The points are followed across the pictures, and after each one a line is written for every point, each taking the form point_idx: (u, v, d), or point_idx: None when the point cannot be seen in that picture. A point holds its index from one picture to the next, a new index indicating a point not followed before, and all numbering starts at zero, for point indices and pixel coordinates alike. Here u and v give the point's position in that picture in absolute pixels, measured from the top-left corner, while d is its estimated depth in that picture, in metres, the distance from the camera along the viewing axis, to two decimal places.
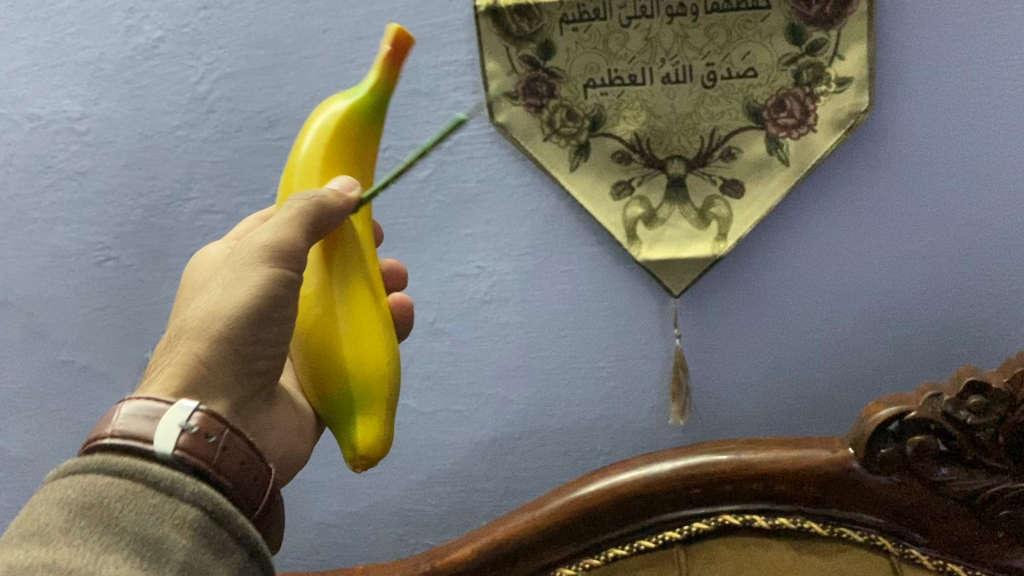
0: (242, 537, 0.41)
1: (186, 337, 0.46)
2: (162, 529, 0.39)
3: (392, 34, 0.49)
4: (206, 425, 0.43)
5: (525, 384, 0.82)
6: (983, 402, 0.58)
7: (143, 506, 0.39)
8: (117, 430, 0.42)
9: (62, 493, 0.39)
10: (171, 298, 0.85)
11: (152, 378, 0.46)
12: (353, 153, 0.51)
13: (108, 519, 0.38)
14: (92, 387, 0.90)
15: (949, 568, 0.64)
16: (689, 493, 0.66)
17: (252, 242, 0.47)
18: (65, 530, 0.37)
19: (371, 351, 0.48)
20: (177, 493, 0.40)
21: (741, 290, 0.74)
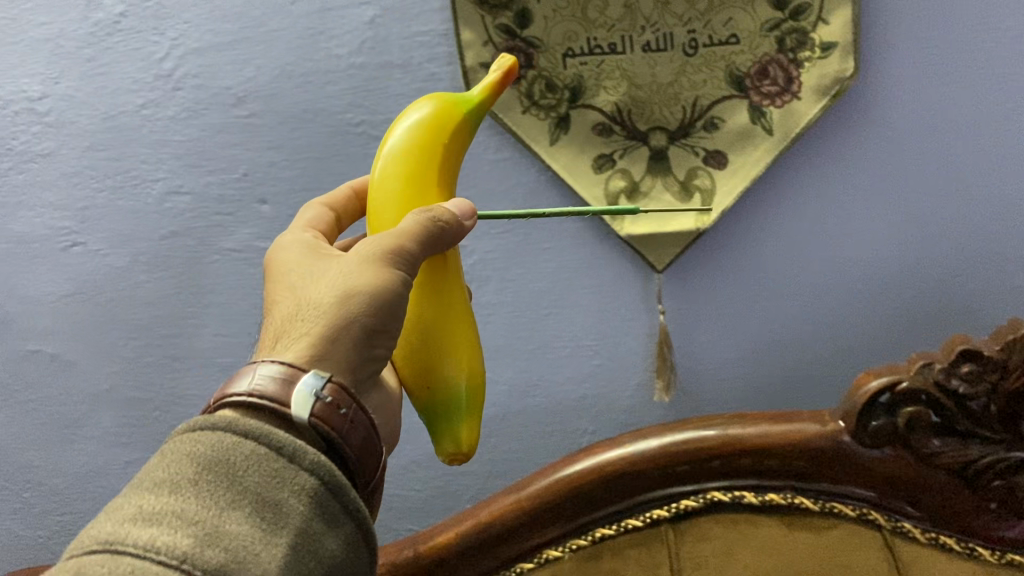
0: (354, 511, 0.39)
1: (314, 317, 0.44)
2: (281, 494, 0.36)
3: (507, 66, 0.53)
4: (340, 397, 0.42)
5: (507, 365, 0.80)
6: (975, 370, 0.57)
7: (266, 469, 0.37)
8: (254, 388, 0.41)
9: (186, 448, 0.37)
10: (142, 282, 0.82)
11: (278, 348, 0.44)
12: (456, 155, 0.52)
13: (231, 478, 0.36)
14: (62, 378, 0.87)
15: (940, 540, 0.63)
16: (676, 470, 0.65)
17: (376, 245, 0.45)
18: (191, 483, 0.35)
19: (475, 356, 0.49)
20: (299, 459, 0.38)
21: (726, 264, 0.72)
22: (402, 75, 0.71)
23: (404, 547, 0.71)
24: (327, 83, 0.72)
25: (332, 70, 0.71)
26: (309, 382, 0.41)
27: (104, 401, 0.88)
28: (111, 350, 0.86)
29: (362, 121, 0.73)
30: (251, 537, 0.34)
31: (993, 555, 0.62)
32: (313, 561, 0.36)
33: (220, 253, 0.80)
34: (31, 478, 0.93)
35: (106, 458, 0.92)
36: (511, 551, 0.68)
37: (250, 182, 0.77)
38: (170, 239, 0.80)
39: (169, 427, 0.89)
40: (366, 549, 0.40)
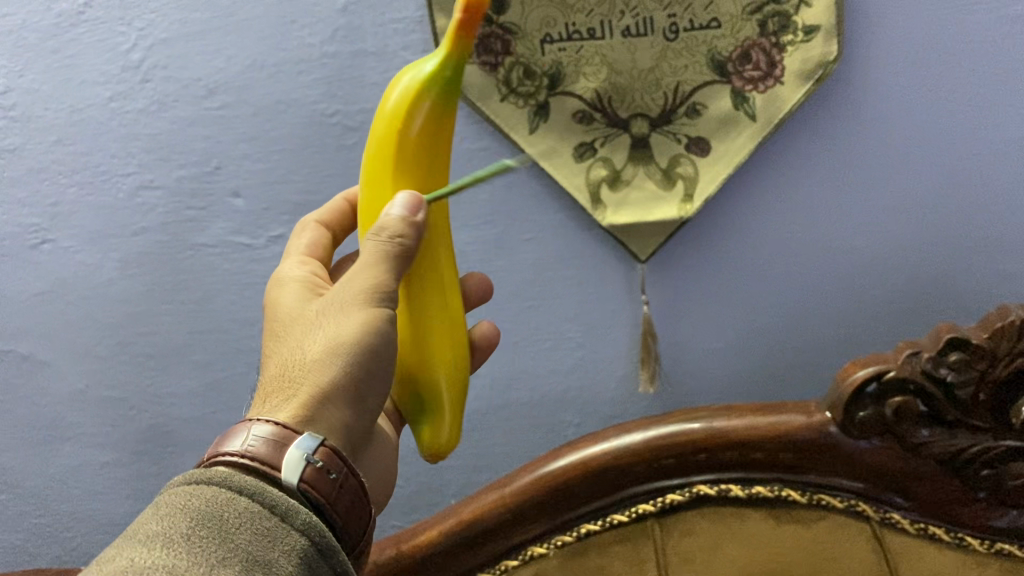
0: (342, 574, 0.39)
1: (306, 372, 0.45)
2: (272, 553, 0.36)
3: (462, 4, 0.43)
4: (330, 461, 0.41)
5: (489, 359, 0.79)
6: (963, 359, 0.56)
7: (258, 527, 0.36)
8: (245, 450, 0.40)
9: (178, 502, 0.37)
10: (114, 280, 0.80)
11: (269, 402, 0.44)
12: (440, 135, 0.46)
13: (224, 534, 0.35)
14: (34, 378, 0.85)
15: (930, 531, 0.62)
16: (662, 464, 0.64)
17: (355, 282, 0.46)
18: (184, 539, 0.35)
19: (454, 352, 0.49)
20: (291, 519, 0.38)
21: (711, 253, 0.71)
22: (376, 63, 0.69)
23: (385, 546, 0.69)
24: (299, 73, 0.70)
25: (304, 59, 0.69)
26: (303, 444, 0.41)
27: (78, 402, 0.86)
28: (84, 349, 0.83)
29: (336, 111, 0.71)
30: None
31: (982, 545, 0.62)
32: None
33: (194, 248, 0.78)
34: (6, 480, 0.91)
35: (82, 459, 0.89)
36: (494, 549, 0.67)
37: (223, 175, 0.75)
38: (142, 235, 0.78)
39: (147, 427, 0.87)
40: None
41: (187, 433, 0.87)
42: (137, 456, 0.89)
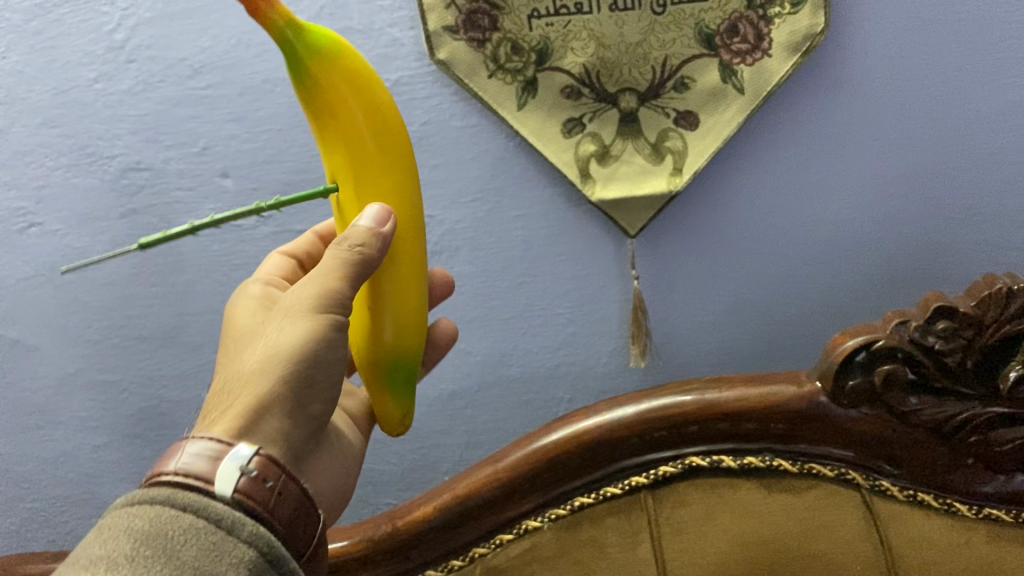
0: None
1: (244, 386, 0.45)
2: (220, 567, 0.36)
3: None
4: (268, 470, 0.42)
5: (480, 336, 0.79)
6: (951, 327, 0.57)
7: (204, 543, 0.37)
8: (180, 468, 0.40)
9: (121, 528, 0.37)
10: (104, 263, 0.80)
11: (210, 421, 0.44)
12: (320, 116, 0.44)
13: (169, 551, 0.36)
14: (25, 362, 0.85)
15: (919, 497, 0.63)
16: (653, 437, 0.64)
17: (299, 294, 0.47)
18: (128, 560, 0.35)
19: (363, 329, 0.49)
20: (236, 531, 0.38)
21: (700, 226, 0.71)
22: (363, 41, 0.67)
23: (380, 523, 0.69)
24: None
25: None
26: (238, 454, 0.41)
27: (69, 386, 0.86)
28: (74, 333, 0.83)
29: None
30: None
31: (969, 510, 0.63)
32: None
33: (183, 229, 0.78)
34: None
35: (73, 444, 0.89)
36: (489, 524, 0.67)
37: (210, 156, 0.75)
38: (129, 217, 0.78)
39: (137, 411, 0.87)
40: None
41: (178, 416, 0.87)
42: (128, 441, 0.89)
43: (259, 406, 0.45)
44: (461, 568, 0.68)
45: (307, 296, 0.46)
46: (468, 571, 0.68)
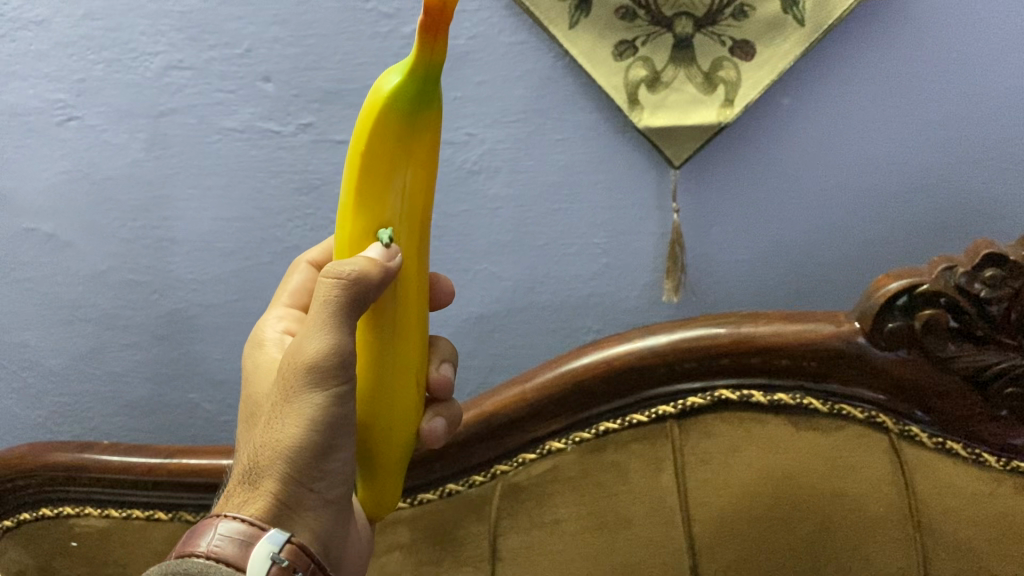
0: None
1: (266, 473, 0.45)
2: None
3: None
4: (297, 559, 0.43)
5: (512, 261, 0.77)
6: (999, 274, 0.56)
7: None
8: (209, 549, 0.41)
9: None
10: (138, 162, 0.79)
11: (232, 503, 0.45)
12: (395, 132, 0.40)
13: None
14: (58, 258, 0.84)
15: (948, 445, 0.62)
16: (684, 368, 0.63)
17: (304, 353, 0.44)
18: None
19: (400, 398, 0.46)
20: None
21: (746, 158, 0.69)
22: None
23: None
24: None
25: None
26: (272, 539, 0.43)
27: (99, 284, 0.84)
28: (106, 231, 0.82)
29: None
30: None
31: (998, 462, 0.62)
32: None
33: (221, 132, 0.77)
34: (26, 360, 0.89)
35: (101, 342, 0.87)
36: (511, 443, 0.68)
37: (252, 59, 0.74)
38: (168, 116, 0.77)
39: (165, 312, 0.85)
40: None
41: (204, 320, 0.85)
42: (154, 345, 0.87)
43: (284, 495, 0.45)
44: (483, 483, 0.69)
45: (311, 351, 0.44)
46: (489, 488, 0.69)
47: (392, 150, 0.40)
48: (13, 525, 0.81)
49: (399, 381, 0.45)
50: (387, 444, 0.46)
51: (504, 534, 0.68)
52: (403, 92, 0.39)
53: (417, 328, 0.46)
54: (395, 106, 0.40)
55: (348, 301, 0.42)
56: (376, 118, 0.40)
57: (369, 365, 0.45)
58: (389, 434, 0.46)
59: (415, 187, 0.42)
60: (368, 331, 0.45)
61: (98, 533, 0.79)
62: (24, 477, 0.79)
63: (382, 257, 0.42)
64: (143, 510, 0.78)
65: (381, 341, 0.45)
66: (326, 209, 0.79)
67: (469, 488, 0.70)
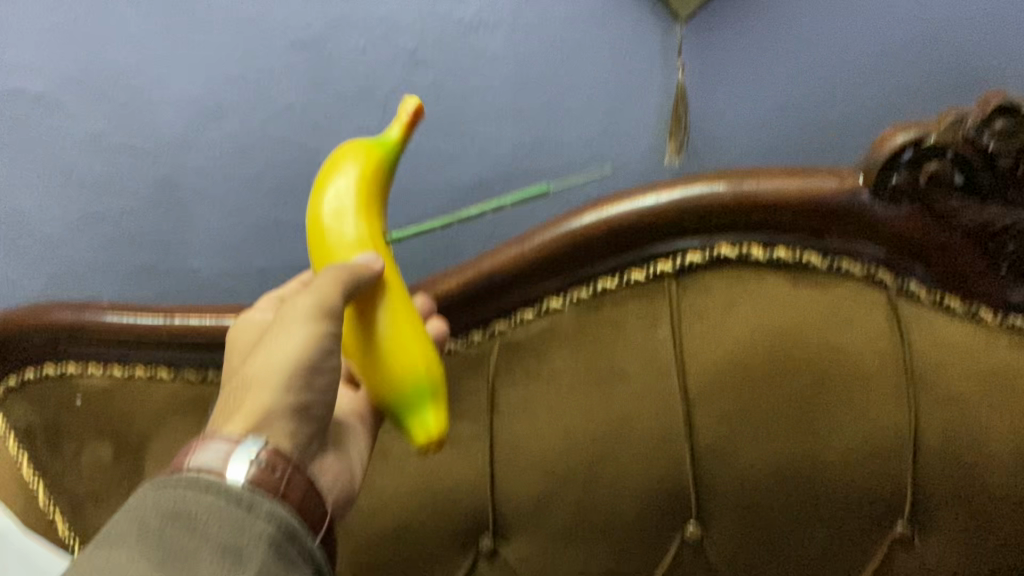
0: (311, 558, 0.42)
1: (254, 389, 0.47)
2: (241, 539, 0.39)
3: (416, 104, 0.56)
4: (276, 461, 0.44)
5: (511, 124, 0.75)
6: (1009, 126, 0.54)
7: (225, 520, 0.39)
8: (193, 466, 0.42)
9: (125, 527, 0.38)
10: (121, 19, 0.75)
11: (221, 420, 0.47)
12: (379, 189, 0.54)
13: (194, 528, 0.38)
14: (43, 121, 0.81)
15: (945, 302, 0.62)
16: (684, 226, 0.62)
17: (299, 306, 0.48)
18: (157, 534, 0.38)
19: (417, 338, 0.49)
20: (256, 506, 0.41)
21: (752, 12, 0.67)
22: None
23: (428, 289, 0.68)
24: None
25: None
26: (247, 447, 0.43)
27: (87, 149, 0.82)
28: (91, 93, 0.79)
29: None
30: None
31: (994, 319, 0.62)
32: None
33: None
34: (15, 229, 0.88)
35: (92, 210, 0.86)
36: (508, 304, 0.67)
37: None
38: None
39: (156, 179, 0.83)
40: None
41: (197, 187, 0.83)
42: (146, 213, 0.85)
43: (270, 409, 0.47)
44: (481, 344, 0.69)
45: (308, 306, 0.47)
46: (487, 347, 0.68)
47: (373, 195, 0.53)
48: (16, 386, 0.80)
49: (409, 326, 0.49)
50: (419, 368, 0.47)
51: (502, 389, 0.68)
52: (394, 150, 0.55)
53: (405, 295, 0.51)
54: (376, 163, 0.54)
55: (349, 278, 0.47)
56: (369, 171, 0.53)
57: (377, 326, 0.49)
58: (426, 363, 0.48)
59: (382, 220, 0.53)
60: (362, 313, 0.49)
61: (102, 393, 0.77)
62: (25, 335, 0.77)
63: (375, 258, 0.49)
64: (145, 369, 0.77)
65: (381, 305, 0.49)
66: (319, 70, 0.76)
67: (468, 348, 0.69)
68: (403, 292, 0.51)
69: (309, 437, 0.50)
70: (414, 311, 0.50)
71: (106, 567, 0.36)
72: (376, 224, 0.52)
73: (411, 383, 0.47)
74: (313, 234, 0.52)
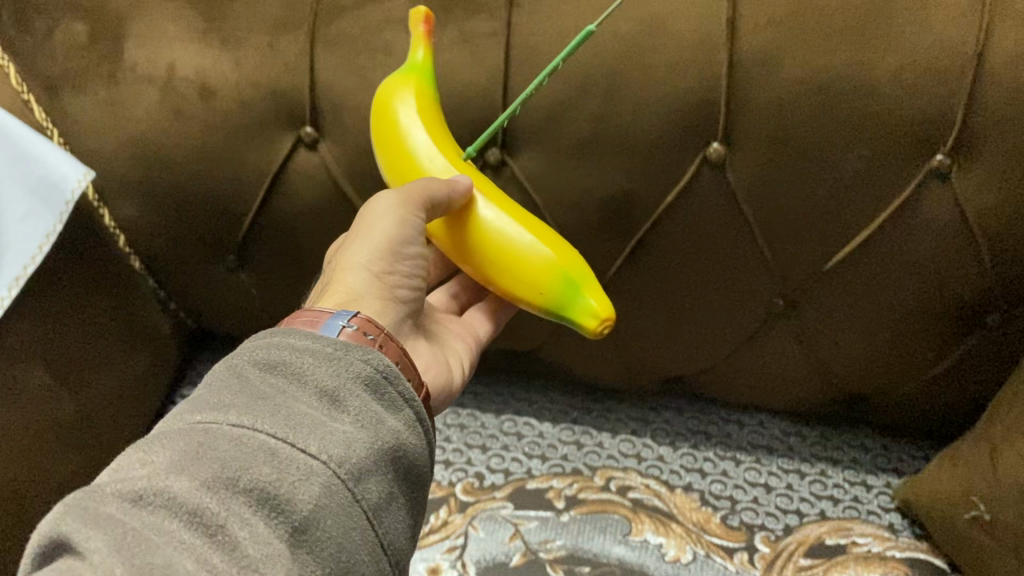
0: (410, 402, 0.46)
1: (340, 271, 0.53)
2: (339, 381, 0.43)
3: (426, 15, 0.56)
4: (367, 326, 0.48)
5: None
6: None
7: (325, 365, 0.44)
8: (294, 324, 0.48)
9: (229, 372, 0.43)
10: None
11: (321, 297, 0.53)
12: (433, 112, 0.57)
13: (298, 377, 0.43)
14: None
15: None
16: None
17: (382, 216, 0.52)
18: (262, 380, 0.43)
19: (546, 236, 0.54)
20: (352, 353, 0.45)
21: None
22: None
23: None
24: None
25: None
26: (339, 315, 0.48)
27: None
28: None
29: None
30: (310, 500, 0.38)
31: None
32: (376, 433, 0.43)
33: None
34: None
35: None
36: None
37: None
38: None
39: None
40: (416, 461, 0.45)
41: None
42: None
43: (355, 289, 0.52)
44: None
45: (387, 212, 0.52)
46: None
47: (426, 109, 0.56)
48: None
49: (535, 227, 0.55)
50: (563, 264, 0.53)
51: None
52: (426, 66, 0.56)
53: (503, 199, 0.57)
54: (419, 89, 0.56)
55: (432, 195, 0.52)
56: (414, 91, 0.56)
57: (501, 233, 0.54)
58: (564, 255, 0.54)
59: (447, 142, 0.58)
60: (473, 234, 0.55)
61: None
62: None
63: (459, 178, 0.54)
64: None
65: (493, 218, 0.55)
66: None
67: None
68: (510, 207, 0.56)
69: (398, 313, 0.55)
70: (530, 215, 0.56)
71: (211, 401, 0.41)
72: (445, 151, 0.57)
73: (557, 267, 0.53)
74: (402, 174, 0.57)
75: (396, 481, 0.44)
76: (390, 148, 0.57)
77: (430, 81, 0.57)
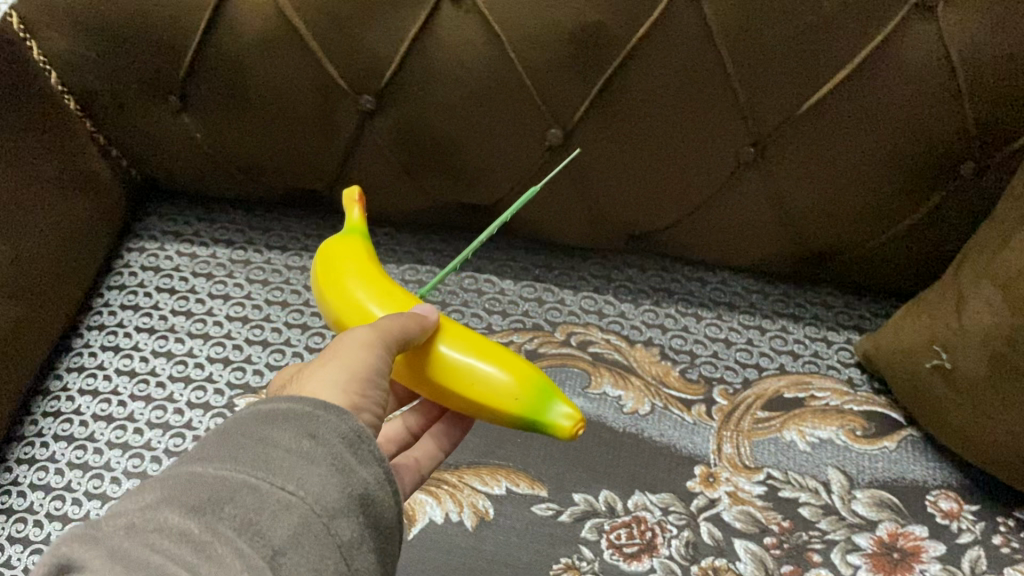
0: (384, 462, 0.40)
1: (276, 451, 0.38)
2: (310, 440, 0.38)
3: (353, 194, 0.56)
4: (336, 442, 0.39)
5: None
6: None
7: (299, 426, 0.38)
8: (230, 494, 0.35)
9: (206, 443, 0.38)
10: None
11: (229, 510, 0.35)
12: (373, 266, 0.52)
13: (268, 438, 0.37)
14: None
15: None
16: None
17: (353, 342, 0.43)
18: (237, 442, 0.37)
19: (509, 357, 0.47)
20: (324, 417, 0.39)
21: None
22: None
23: None
24: None
25: None
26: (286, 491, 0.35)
27: None
28: None
29: None
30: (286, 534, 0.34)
31: None
32: (349, 492, 0.37)
33: None
34: None
35: None
36: None
37: None
38: None
39: None
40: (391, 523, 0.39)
41: None
42: None
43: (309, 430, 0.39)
44: None
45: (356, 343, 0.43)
46: None
47: (366, 266, 0.51)
48: None
49: (495, 350, 0.47)
50: (529, 383, 0.45)
51: None
52: (359, 227, 0.55)
53: (460, 327, 0.49)
54: (358, 251, 0.52)
55: (396, 330, 0.44)
56: (353, 251, 0.52)
57: (458, 358, 0.46)
58: (529, 375, 0.45)
59: (391, 284, 0.52)
60: (432, 360, 0.47)
61: None
62: None
63: (423, 315, 0.47)
64: None
65: (448, 344, 0.47)
66: None
67: None
68: (467, 334, 0.48)
69: None
70: (485, 337, 0.48)
71: (195, 460, 0.37)
72: (399, 295, 0.51)
73: (522, 388, 0.45)
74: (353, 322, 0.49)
75: (375, 537, 0.38)
76: (336, 296, 0.51)
77: (365, 238, 0.54)
